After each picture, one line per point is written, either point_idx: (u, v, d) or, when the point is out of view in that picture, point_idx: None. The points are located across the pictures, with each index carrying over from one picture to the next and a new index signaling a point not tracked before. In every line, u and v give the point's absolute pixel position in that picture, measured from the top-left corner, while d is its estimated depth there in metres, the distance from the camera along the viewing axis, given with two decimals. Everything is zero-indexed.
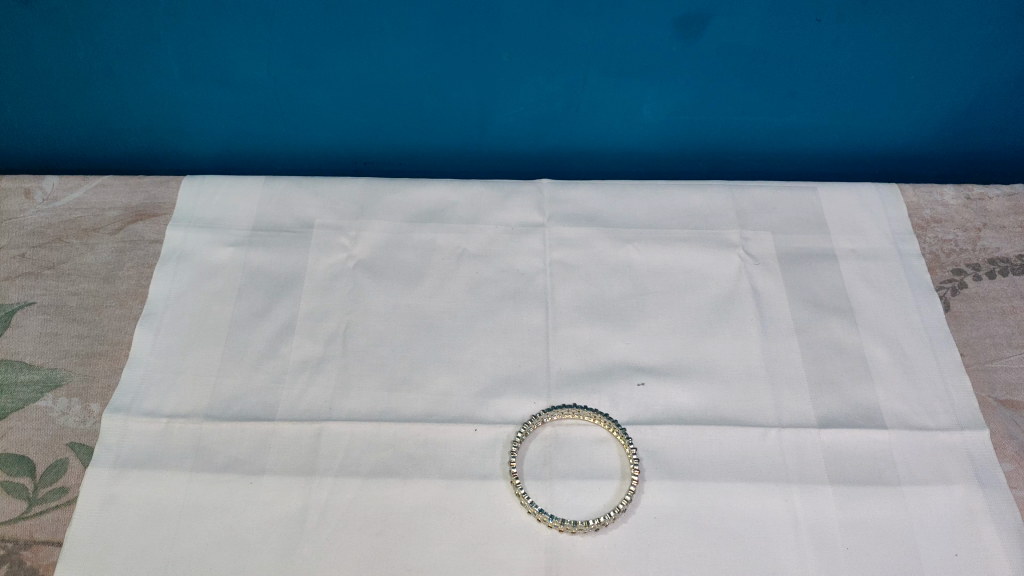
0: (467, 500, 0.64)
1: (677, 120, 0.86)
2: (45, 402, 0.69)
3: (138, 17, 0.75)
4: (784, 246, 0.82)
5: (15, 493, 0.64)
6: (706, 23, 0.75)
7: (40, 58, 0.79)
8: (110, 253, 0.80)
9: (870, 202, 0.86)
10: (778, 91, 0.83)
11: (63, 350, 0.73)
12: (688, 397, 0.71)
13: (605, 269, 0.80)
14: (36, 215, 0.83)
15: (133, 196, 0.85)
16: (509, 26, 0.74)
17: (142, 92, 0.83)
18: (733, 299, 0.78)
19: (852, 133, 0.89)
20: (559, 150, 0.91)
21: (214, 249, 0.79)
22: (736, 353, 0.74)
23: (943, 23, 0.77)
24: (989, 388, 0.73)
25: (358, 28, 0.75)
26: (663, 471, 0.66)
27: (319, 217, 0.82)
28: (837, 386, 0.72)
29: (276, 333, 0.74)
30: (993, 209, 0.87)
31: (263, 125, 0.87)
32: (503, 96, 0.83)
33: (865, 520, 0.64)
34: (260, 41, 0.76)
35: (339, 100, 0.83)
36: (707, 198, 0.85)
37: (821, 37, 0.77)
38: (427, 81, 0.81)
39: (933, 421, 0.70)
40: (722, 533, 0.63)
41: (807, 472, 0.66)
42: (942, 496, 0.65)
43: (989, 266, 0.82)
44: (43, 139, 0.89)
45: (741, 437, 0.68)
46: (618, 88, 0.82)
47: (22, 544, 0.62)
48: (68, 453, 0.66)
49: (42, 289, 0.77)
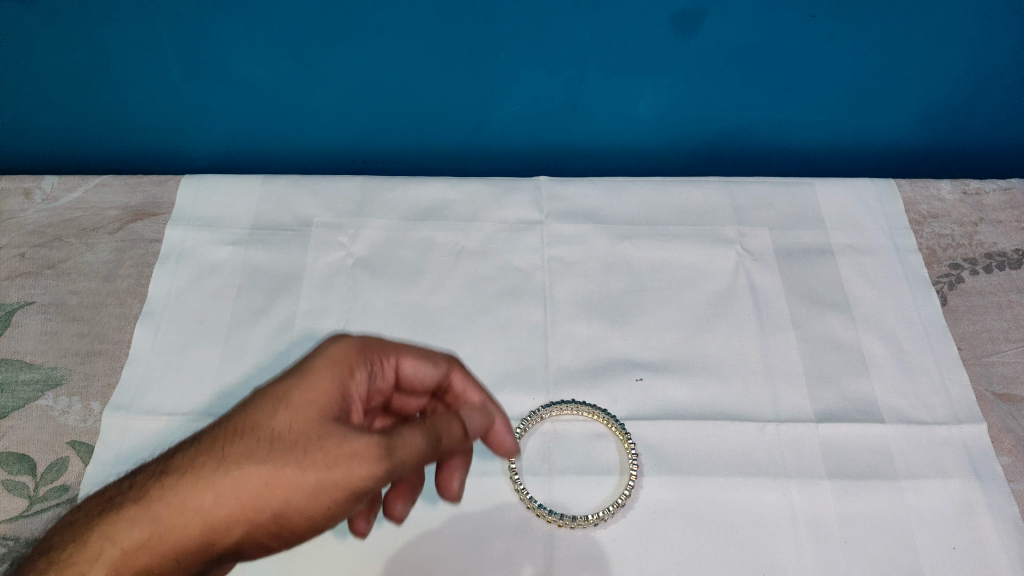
0: (467, 497, 0.64)
1: (674, 116, 0.87)
2: (46, 400, 0.69)
3: (136, 17, 0.75)
4: (781, 241, 0.82)
5: (16, 492, 0.64)
6: (702, 20, 0.75)
7: (38, 57, 0.79)
8: (109, 252, 0.80)
9: (867, 197, 0.86)
10: (774, 87, 0.83)
11: (63, 349, 0.73)
12: (687, 392, 0.71)
13: (603, 266, 0.80)
14: (36, 214, 0.83)
15: (131, 196, 0.85)
16: (505, 23, 0.74)
17: (142, 91, 0.83)
18: (732, 294, 0.78)
19: (850, 128, 0.90)
20: (558, 147, 0.91)
21: (214, 248, 0.80)
22: (733, 348, 0.74)
23: (937, 19, 0.77)
24: (986, 382, 0.73)
25: (353, 26, 0.75)
26: (661, 466, 0.66)
27: (318, 215, 0.82)
28: (834, 380, 0.72)
29: (276, 331, 0.74)
30: (989, 204, 0.87)
31: (262, 124, 0.87)
32: (501, 93, 0.83)
33: (863, 513, 0.64)
34: (255, 40, 0.76)
35: (337, 98, 0.83)
36: (704, 193, 0.86)
37: (816, 33, 0.77)
38: (425, 79, 0.81)
39: (930, 415, 0.70)
40: (721, 528, 0.63)
41: (805, 466, 0.67)
42: (939, 488, 0.65)
43: (985, 260, 0.82)
44: (44, 140, 0.90)
45: (739, 431, 0.69)
46: (615, 85, 0.82)
47: (22, 542, 0.62)
48: (69, 451, 0.66)
49: (42, 288, 0.78)
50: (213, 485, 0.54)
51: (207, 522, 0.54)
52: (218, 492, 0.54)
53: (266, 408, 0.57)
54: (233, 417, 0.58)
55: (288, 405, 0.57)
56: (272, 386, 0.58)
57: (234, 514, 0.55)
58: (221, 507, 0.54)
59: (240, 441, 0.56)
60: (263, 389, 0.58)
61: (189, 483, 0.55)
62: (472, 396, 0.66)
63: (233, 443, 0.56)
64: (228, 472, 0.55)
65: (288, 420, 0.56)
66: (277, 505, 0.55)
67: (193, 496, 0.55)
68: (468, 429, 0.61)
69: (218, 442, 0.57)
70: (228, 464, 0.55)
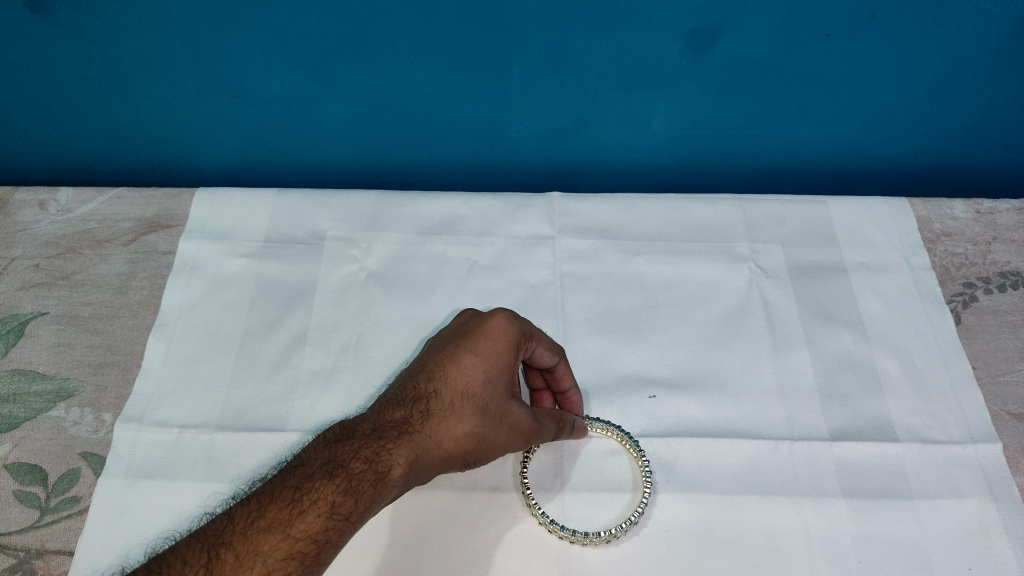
0: (478, 512, 0.64)
1: (688, 133, 0.87)
2: (58, 412, 0.69)
3: (154, 31, 0.75)
4: (795, 259, 0.82)
5: (27, 503, 0.64)
6: (717, 37, 0.75)
7: (57, 69, 0.80)
8: (123, 264, 0.81)
9: (880, 215, 0.86)
10: (789, 105, 0.84)
11: (75, 360, 0.73)
12: (700, 409, 0.71)
13: (616, 282, 0.80)
14: (50, 225, 0.84)
15: (146, 208, 0.85)
16: (521, 39, 0.75)
17: (159, 105, 0.84)
18: (745, 312, 0.78)
19: (862, 146, 0.90)
20: (571, 164, 0.91)
21: (227, 261, 0.80)
22: (746, 365, 0.74)
23: (952, 38, 0.77)
24: (1001, 402, 0.72)
25: (370, 42, 0.75)
26: (673, 485, 0.66)
27: (331, 229, 0.83)
28: (848, 399, 0.72)
29: (288, 344, 0.74)
30: (1003, 223, 0.87)
31: (278, 138, 0.88)
32: (515, 109, 0.83)
33: (878, 533, 0.64)
34: (273, 54, 0.77)
35: (353, 113, 0.84)
36: (717, 210, 0.86)
37: (831, 52, 0.78)
38: (440, 95, 0.81)
39: (945, 435, 0.70)
40: (735, 547, 0.63)
41: (819, 486, 0.66)
42: (955, 509, 0.65)
43: (999, 279, 0.82)
44: (59, 152, 0.90)
45: (753, 450, 0.68)
46: (629, 101, 0.82)
47: (34, 553, 0.61)
48: (81, 463, 0.66)
49: (55, 299, 0.78)
50: (456, 433, 0.63)
51: (449, 460, 0.63)
52: (459, 441, 0.63)
53: (482, 377, 0.65)
54: (451, 383, 0.64)
55: (497, 377, 0.65)
56: (481, 360, 0.65)
57: (467, 455, 0.64)
58: (462, 448, 0.63)
59: (470, 403, 0.64)
60: (469, 360, 0.65)
61: (437, 431, 0.63)
62: (564, 385, 0.69)
63: (464, 403, 0.64)
64: (457, 429, 0.63)
65: (501, 390, 0.65)
66: (494, 452, 0.64)
67: (441, 435, 0.63)
68: (584, 428, 0.68)
69: (450, 400, 0.64)
70: (454, 422, 0.63)
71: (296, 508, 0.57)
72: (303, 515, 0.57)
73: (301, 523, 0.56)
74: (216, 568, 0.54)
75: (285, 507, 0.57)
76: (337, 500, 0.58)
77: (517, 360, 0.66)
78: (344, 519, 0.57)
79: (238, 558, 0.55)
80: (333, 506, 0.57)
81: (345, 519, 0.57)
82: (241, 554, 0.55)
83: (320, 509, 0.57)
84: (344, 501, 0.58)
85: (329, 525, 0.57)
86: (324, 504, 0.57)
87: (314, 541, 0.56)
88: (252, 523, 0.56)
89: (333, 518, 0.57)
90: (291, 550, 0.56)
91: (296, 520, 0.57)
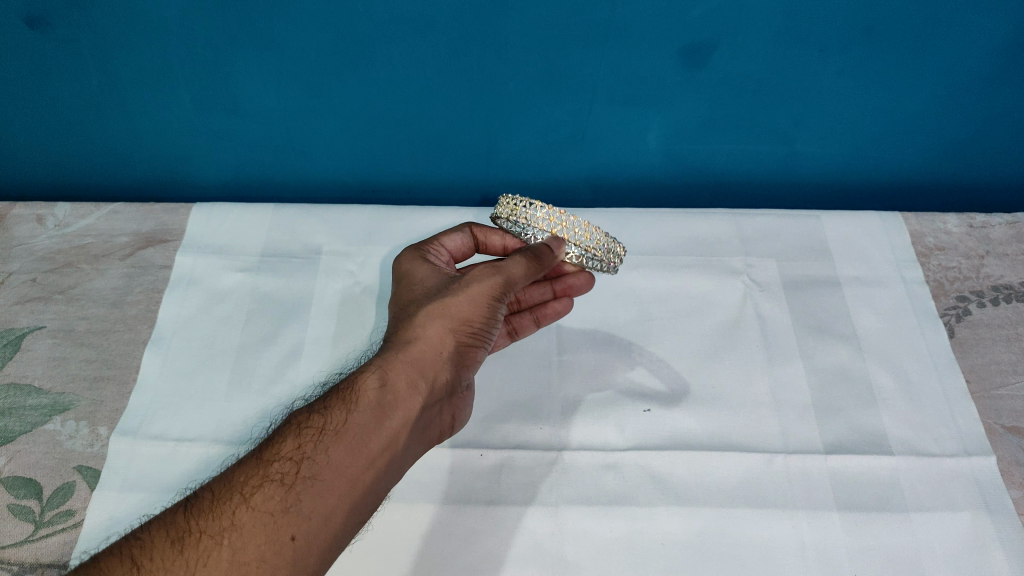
0: (472, 526, 0.64)
1: (681, 148, 0.88)
2: (53, 426, 0.69)
3: (152, 47, 0.76)
4: (787, 273, 0.83)
5: (21, 516, 0.63)
6: (710, 52, 0.76)
7: (53, 85, 0.80)
8: (119, 279, 0.81)
9: (872, 230, 0.87)
10: (781, 119, 0.84)
11: (71, 375, 0.73)
12: (696, 422, 0.71)
13: (610, 296, 0.81)
14: (47, 240, 0.84)
15: (143, 223, 0.86)
16: (516, 53, 0.75)
17: (156, 121, 0.84)
18: (739, 325, 0.78)
19: (856, 161, 0.91)
20: (567, 180, 0.92)
21: (225, 274, 0.81)
22: (741, 379, 0.74)
23: (944, 54, 0.77)
24: (995, 415, 0.72)
25: (365, 57, 0.76)
26: (670, 498, 0.66)
27: (327, 244, 0.84)
28: (843, 412, 0.72)
29: (283, 357, 0.74)
30: (995, 237, 0.87)
31: (274, 154, 0.88)
32: (509, 123, 0.84)
33: (874, 547, 0.63)
34: (270, 69, 0.78)
35: (348, 129, 0.84)
36: (711, 225, 0.87)
37: (824, 67, 0.78)
38: (436, 109, 0.82)
39: (939, 448, 0.70)
40: (731, 561, 0.62)
41: (814, 499, 0.66)
42: (950, 522, 0.65)
43: (992, 292, 0.82)
44: (57, 168, 0.91)
45: (748, 464, 0.68)
46: (623, 116, 0.83)
47: (29, 566, 0.60)
48: (75, 476, 0.66)
49: (52, 313, 0.78)
50: (415, 323, 0.64)
51: (432, 341, 0.63)
52: (421, 323, 0.64)
53: (409, 289, 0.68)
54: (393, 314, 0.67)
55: (426, 278, 0.69)
56: (401, 286, 0.69)
57: (446, 326, 0.64)
58: (435, 325, 0.64)
59: (411, 304, 0.66)
60: (397, 296, 0.69)
61: (401, 335, 0.64)
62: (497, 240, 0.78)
63: (408, 308, 0.66)
64: (411, 318, 0.65)
65: (434, 282, 0.68)
66: (474, 309, 0.65)
67: (404, 333, 0.64)
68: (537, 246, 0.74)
69: (397, 318, 0.66)
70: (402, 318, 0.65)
71: (268, 444, 0.58)
72: (275, 444, 0.57)
73: (272, 449, 0.57)
74: (194, 505, 0.54)
75: (258, 448, 0.58)
76: (304, 421, 0.58)
77: (435, 263, 0.72)
78: (318, 432, 0.57)
79: (215, 494, 0.54)
80: (302, 426, 0.58)
81: (318, 431, 0.57)
82: (216, 489, 0.55)
83: (289, 432, 0.57)
84: (312, 418, 0.58)
85: (301, 441, 0.56)
86: (293, 427, 0.58)
87: (289, 459, 0.55)
88: (229, 467, 0.57)
89: (305, 434, 0.57)
90: (267, 475, 0.55)
91: (268, 450, 0.57)
